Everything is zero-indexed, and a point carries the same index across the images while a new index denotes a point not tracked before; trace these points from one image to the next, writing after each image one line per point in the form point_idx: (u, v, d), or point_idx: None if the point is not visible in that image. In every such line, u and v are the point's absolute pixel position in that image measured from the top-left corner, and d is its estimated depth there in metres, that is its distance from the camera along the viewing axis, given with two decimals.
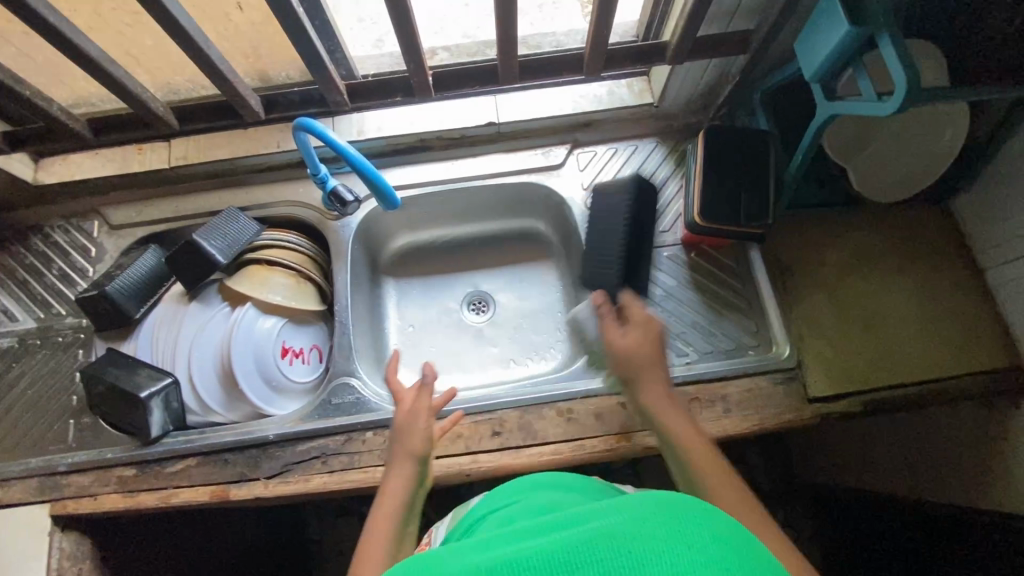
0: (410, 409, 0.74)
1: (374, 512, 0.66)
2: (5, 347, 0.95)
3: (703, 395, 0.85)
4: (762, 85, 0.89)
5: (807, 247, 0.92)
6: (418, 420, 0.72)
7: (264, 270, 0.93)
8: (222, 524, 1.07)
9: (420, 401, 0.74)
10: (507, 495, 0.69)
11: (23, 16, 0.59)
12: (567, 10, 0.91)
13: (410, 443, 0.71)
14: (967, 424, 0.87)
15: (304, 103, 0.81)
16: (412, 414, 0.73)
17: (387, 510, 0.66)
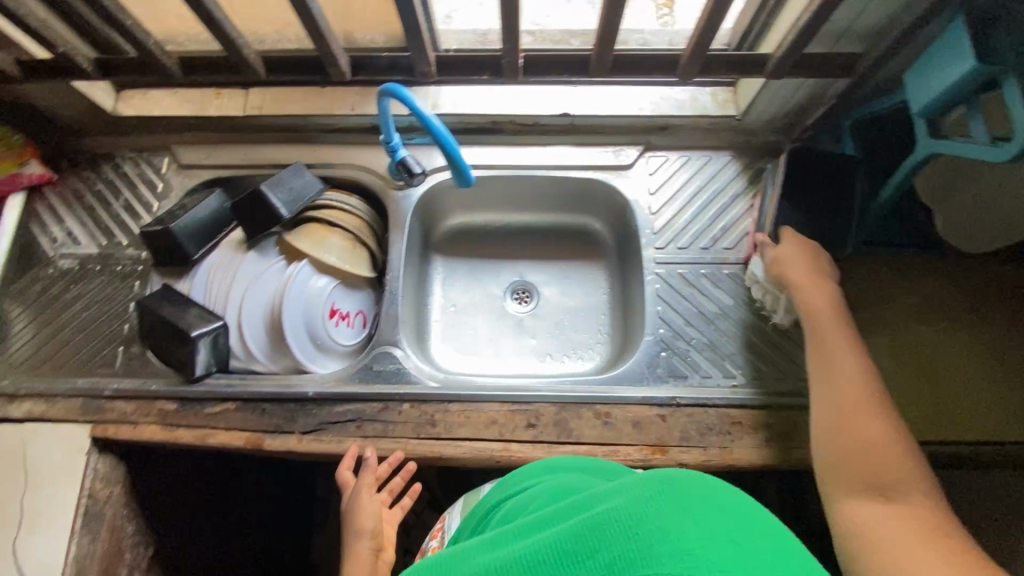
0: (354, 488, 0.81)
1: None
2: (65, 268, 0.97)
3: (745, 420, 0.83)
4: (857, 112, 0.85)
5: (877, 286, 0.88)
6: (363, 496, 0.81)
7: (323, 230, 0.94)
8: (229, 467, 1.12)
9: (363, 481, 0.81)
10: (515, 484, 0.70)
11: None
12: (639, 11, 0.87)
13: (360, 519, 0.81)
14: (1012, 494, 0.81)
15: (391, 69, 0.80)
16: (355, 494, 0.81)
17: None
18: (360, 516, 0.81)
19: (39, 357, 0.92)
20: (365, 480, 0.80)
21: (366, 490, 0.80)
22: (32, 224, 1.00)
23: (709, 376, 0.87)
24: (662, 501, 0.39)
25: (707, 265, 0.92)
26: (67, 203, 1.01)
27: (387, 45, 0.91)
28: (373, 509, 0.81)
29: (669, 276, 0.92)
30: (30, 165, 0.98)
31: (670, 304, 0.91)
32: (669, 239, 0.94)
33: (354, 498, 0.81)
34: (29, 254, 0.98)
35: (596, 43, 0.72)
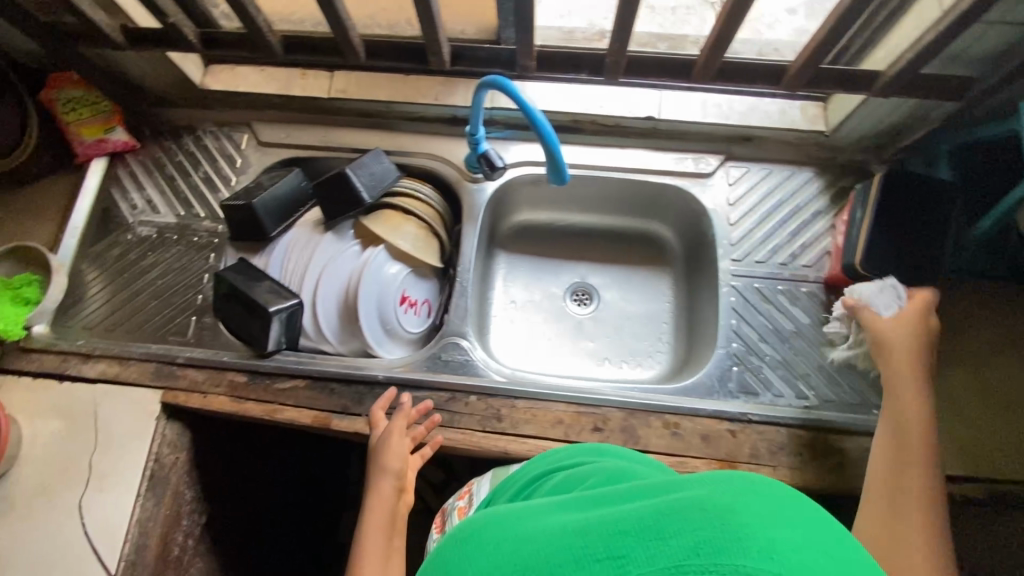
0: (387, 431, 0.79)
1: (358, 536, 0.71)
2: (143, 236, 0.99)
3: (817, 443, 0.81)
4: (959, 137, 0.82)
5: (960, 316, 0.86)
6: (393, 441, 0.78)
7: (399, 216, 0.94)
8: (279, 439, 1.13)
9: (397, 425, 0.79)
10: (557, 463, 0.66)
11: None
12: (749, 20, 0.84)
13: (388, 462, 0.76)
14: None
15: (489, 61, 0.79)
16: (386, 434, 0.78)
17: (372, 527, 0.71)
18: (388, 461, 0.76)
19: (113, 320, 0.94)
20: (399, 424, 0.79)
21: (399, 436, 0.78)
22: (113, 189, 1.01)
23: (781, 395, 0.85)
24: (736, 490, 0.32)
25: (784, 282, 0.91)
26: (147, 171, 1.02)
27: (478, 36, 0.92)
28: (403, 454, 0.77)
29: (745, 290, 0.91)
30: (116, 131, 0.99)
31: (744, 318, 0.90)
32: (747, 253, 0.93)
33: (381, 440, 0.78)
34: (109, 219, 1.00)
35: (706, 47, 0.70)
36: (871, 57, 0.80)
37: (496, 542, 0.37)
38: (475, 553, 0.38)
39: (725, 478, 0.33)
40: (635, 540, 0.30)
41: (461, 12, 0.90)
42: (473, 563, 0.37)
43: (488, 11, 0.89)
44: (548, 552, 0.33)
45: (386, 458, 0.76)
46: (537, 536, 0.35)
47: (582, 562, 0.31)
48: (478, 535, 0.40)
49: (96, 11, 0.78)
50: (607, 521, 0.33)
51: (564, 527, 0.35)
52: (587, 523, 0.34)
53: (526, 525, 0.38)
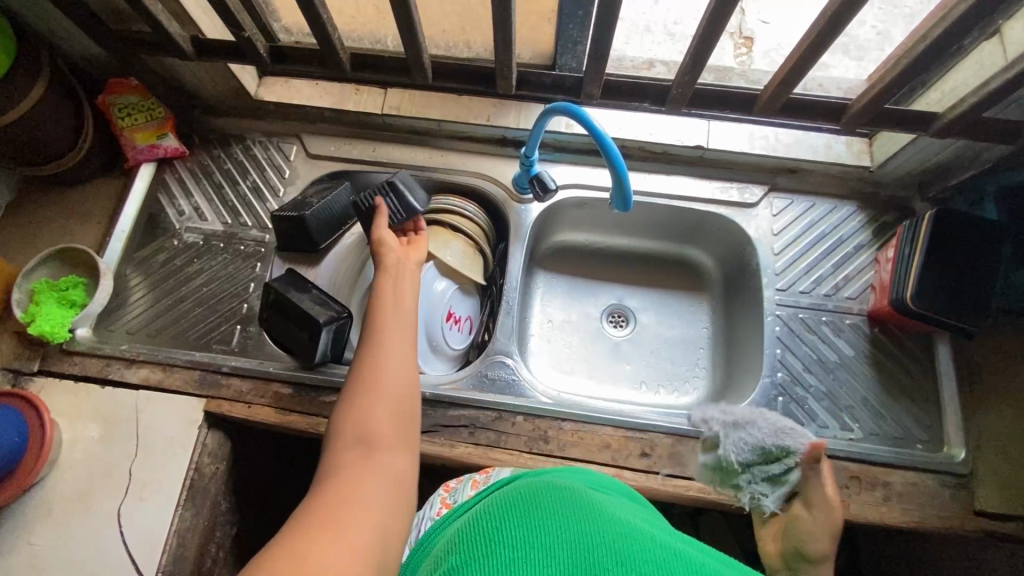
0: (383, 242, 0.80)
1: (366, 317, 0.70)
2: (189, 242, 0.99)
3: (863, 476, 0.82)
4: (1006, 178, 0.84)
5: (1006, 354, 0.87)
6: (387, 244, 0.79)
7: (447, 233, 0.96)
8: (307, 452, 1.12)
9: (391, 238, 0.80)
10: (604, 483, 0.61)
11: None
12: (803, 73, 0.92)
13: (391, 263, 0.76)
14: None
15: (553, 87, 0.81)
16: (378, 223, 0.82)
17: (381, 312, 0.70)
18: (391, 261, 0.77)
19: (157, 326, 0.94)
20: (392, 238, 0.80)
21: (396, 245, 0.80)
22: (161, 194, 1.02)
23: (825, 426, 0.86)
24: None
25: (828, 313, 0.92)
26: (196, 178, 1.03)
27: (535, 60, 0.94)
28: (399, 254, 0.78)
29: (789, 320, 0.92)
30: (167, 138, 1.00)
31: (789, 348, 0.90)
32: (790, 283, 0.94)
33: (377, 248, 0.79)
34: (155, 224, 1.00)
35: (772, 83, 0.72)
36: (925, 98, 0.82)
37: (583, 512, 0.46)
38: (559, 507, 0.47)
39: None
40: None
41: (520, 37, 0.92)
42: (553, 514, 0.45)
43: (548, 38, 0.91)
44: (634, 549, 0.42)
45: (390, 262, 0.77)
46: (627, 534, 0.44)
47: (660, 569, 0.40)
48: (559, 496, 0.49)
49: (171, 21, 0.79)
50: (683, 557, 0.42)
51: (650, 542, 0.44)
52: (672, 551, 0.43)
53: (616, 522, 0.46)
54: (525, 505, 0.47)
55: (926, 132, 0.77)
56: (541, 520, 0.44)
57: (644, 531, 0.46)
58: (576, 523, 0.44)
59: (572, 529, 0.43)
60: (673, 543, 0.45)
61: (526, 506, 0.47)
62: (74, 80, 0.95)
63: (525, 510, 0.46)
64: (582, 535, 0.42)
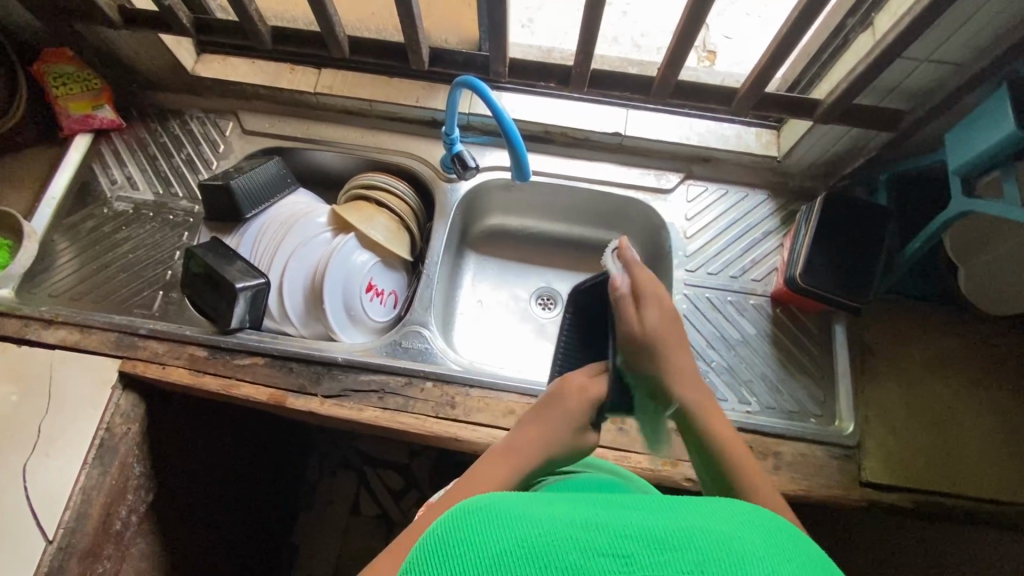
0: (569, 391, 0.63)
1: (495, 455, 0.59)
2: (119, 211, 1.01)
3: (756, 446, 0.85)
4: (894, 167, 0.89)
5: (897, 334, 0.91)
6: (577, 405, 0.62)
7: (372, 208, 0.98)
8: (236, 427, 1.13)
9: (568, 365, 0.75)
10: None
11: None
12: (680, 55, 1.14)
13: (559, 439, 0.60)
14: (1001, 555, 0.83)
15: (466, 66, 0.85)
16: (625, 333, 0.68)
17: (512, 467, 0.57)
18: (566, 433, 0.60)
19: (79, 289, 0.95)
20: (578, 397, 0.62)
21: (577, 414, 0.61)
22: (95, 164, 1.04)
23: (724, 400, 0.89)
24: (735, 521, 0.38)
25: (734, 294, 0.96)
26: (130, 150, 1.05)
27: (460, 45, 0.98)
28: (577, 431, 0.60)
29: (696, 299, 0.96)
30: (103, 109, 1.02)
31: (694, 325, 0.94)
32: (700, 264, 0.98)
33: (558, 392, 0.63)
34: (87, 192, 1.02)
35: (662, 66, 0.77)
36: (817, 88, 0.87)
37: (482, 522, 0.37)
38: (455, 539, 0.36)
39: (708, 504, 0.40)
40: (643, 546, 0.34)
41: (444, 22, 0.96)
42: (454, 545, 0.36)
43: (471, 25, 0.95)
44: (554, 541, 0.34)
45: (552, 423, 0.60)
46: (532, 520, 0.36)
47: (589, 554, 0.34)
48: (454, 517, 0.38)
49: None
50: (599, 522, 0.37)
51: (565, 519, 0.37)
52: (589, 520, 0.37)
53: (515, 508, 0.38)
54: (416, 559, 0.36)
55: (811, 118, 0.82)
56: (442, 565, 0.35)
57: (555, 509, 0.39)
58: (476, 544, 0.35)
59: (481, 551, 0.34)
60: (583, 511, 0.39)
61: (423, 556, 0.36)
62: (10, 47, 0.97)
63: (419, 566, 0.36)
64: (495, 554, 0.34)
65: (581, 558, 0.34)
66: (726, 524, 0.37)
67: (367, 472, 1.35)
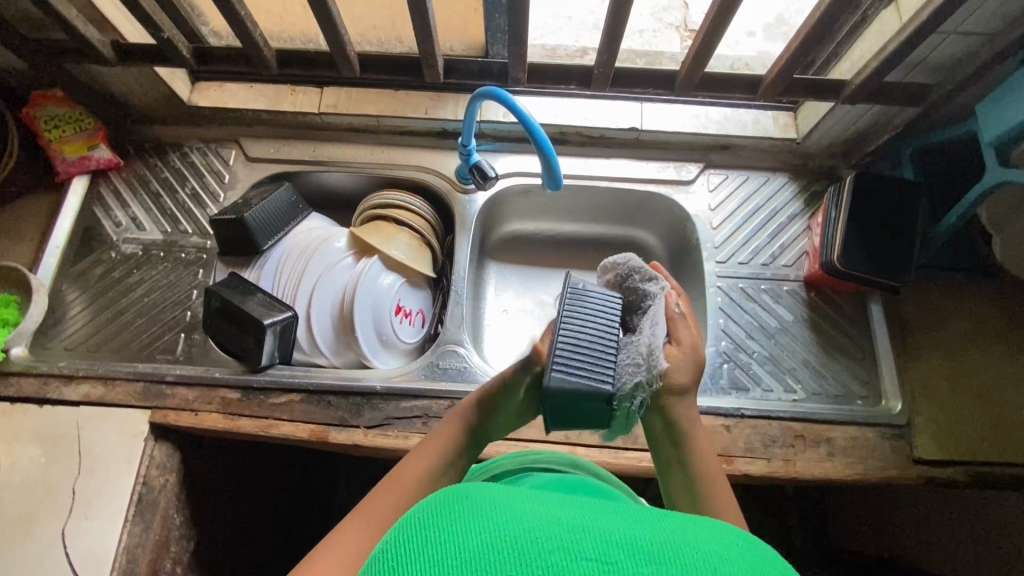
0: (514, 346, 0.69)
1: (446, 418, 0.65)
2: (128, 253, 0.97)
3: (807, 435, 0.84)
4: (919, 141, 0.88)
5: (934, 308, 0.91)
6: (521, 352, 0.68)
7: (392, 227, 0.95)
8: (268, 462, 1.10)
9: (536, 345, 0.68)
10: (533, 463, 0.68)
11: None
12: (668, 38, 1.11)
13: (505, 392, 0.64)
14: None
15: (482, 74, 0.82)
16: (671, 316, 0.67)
17: (456, 427, 0.63)
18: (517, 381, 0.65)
19: (96, 340, 0.91)
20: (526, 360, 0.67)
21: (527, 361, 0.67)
22: (96, 206, 0.99)
23: (770, 390, 0.88)
24: (734, 544, 0.34)
25: (767, 282, 0.95)
26: (132, 189, 1.01)
27: (466, 52, 0.94)
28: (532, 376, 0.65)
29: (730, 290, 0.95)
30: (99, 149, 0.98)
31: (731, 317, 0.93)
32: (730, 254, 0.97)
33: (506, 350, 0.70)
34: (91, 237, 0.97)
35: (687, 60, 0.75)
36: (837, 67, 0.85)
37: (465, 512, 0.34)
38: (437, 528, 0.33)
39: (709, 523, 0.36)
40: (632, 556, 0.31)
41: (450, 30, 0.93)
42: (437, 531, 0.33)
43: (477, 29, 0.93)
44: (535, 539, 0.31)
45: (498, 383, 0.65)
46: (523, 515, 0.33)
47: (573, 557, 0.31)
48: (442, 498, 0.36)
49: (88, 27, 0.79)
50: (588, 523, 0.33)
51: (555, 519, 0.33)
52: (579, 521, 0.34)
53: (504, 500, 0.35)
54: (394, 540, 0.33)
55: (837, 100, 0.81)
56: (420, 549, 0.32)
57: (546, 507, 0.35)
58: (459, 532, 0.32)
59: (458, 541, 0.32)
60: (575, 511, 0.35)
61: (402, 539, 0.33)
62: None
63: (395, 551, 0.32)
64: (475, 546, 0.31)
65: (564, 561, 0.30)
66: (721, 544, 0.34)
67: None
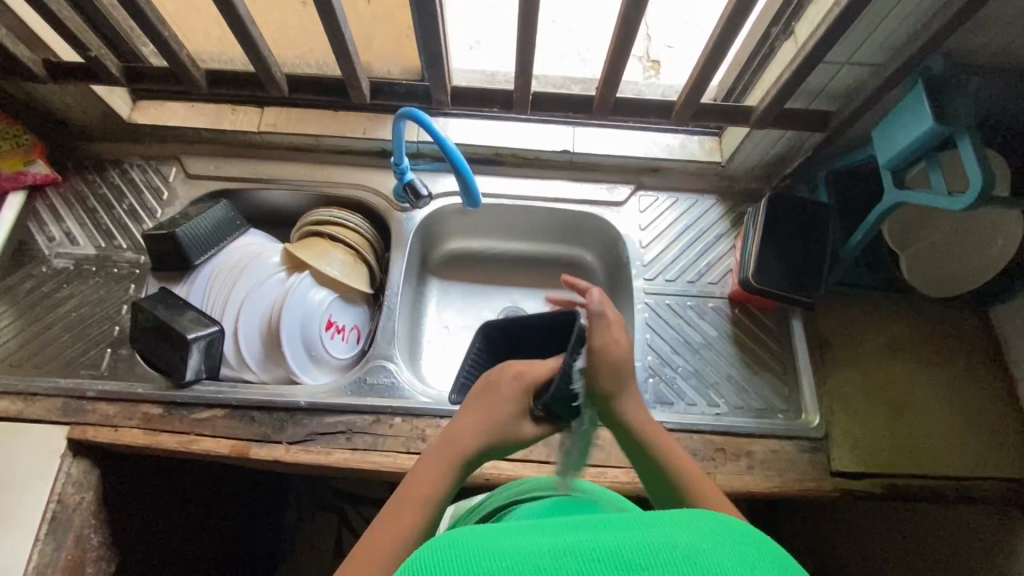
0: (505, 377, 0.64)
1: (436, 447, 0.59)
2: (59, 268, 0.97)
3: (728, 448, 0.86)
4: (830, 165, 0.93)
5: (851, 324, 0.94)
6: (515, 388, 0.63)
7: (326, 243, 0.97)
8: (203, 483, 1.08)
9: (524, 371, 0.65)
10: (520, 494, 0.69)
11: None
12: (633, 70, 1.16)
13: (498, 423, 0.61)
14: (966, 525, 0.86)
15: (408, 96, 0.85)
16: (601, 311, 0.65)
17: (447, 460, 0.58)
18: (501, 425, 0.61)
19: (18, 354, 0.90)
20: (512, 386, 0.63)
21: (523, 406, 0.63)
22: (31, 221, 0.99)
23: (693, 404, 0.90)
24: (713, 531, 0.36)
25: (693, 298, 0.98)
26: (68, 204, 1.01)
27: (402, 75, 0.98)
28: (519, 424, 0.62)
29: (657, 306, 0.97)
30: (36, 164, 0.98)
31: (658, 332, 0.95)
32: (658, 272, 1.00)
33: (495, 380, 0.64)
34: (23, 252, 0.97)
35: (599, 85, 0.79)
36: (750, 95, 0.90)
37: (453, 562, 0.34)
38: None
39: (681, 515, 0.38)
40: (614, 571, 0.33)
41: (386, 54, 0.96)
42: None
43: (412, 55, 0.96)
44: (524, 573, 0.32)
45: (490, 411, 0.61)
46: (504, 549, 0.34)
47: None
48: (430, 550, 0.35)
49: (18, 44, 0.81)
50: (575, 546, 0.34)
51: (532, 548, 0.35)
52: (561, 547, 0.34)
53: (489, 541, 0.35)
54: None
55: (746, 124, 0.85)
56: None
57: (526, 536, 0.37)
58: None
59: None
60: (560, 536, 0.36)
61: None
62: None
63: None
64: None
65: None
66: (697, 536, 0.36)
67: (347, 510, 1.30)
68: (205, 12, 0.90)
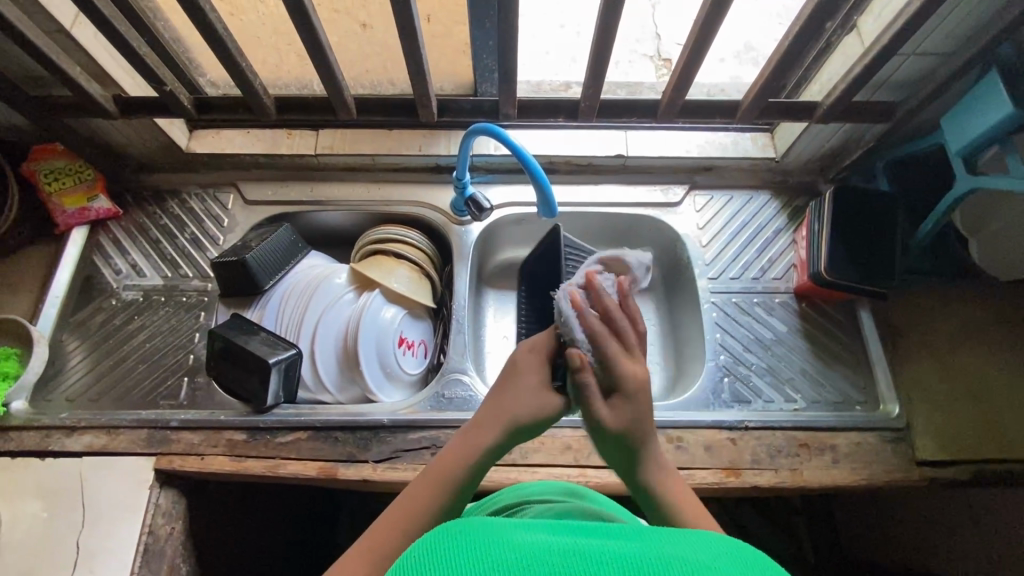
0: (525, 357, 0.62)
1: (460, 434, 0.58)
2: (128, 300, 0.97)
3: (812, 443, 0.86)
4: (890, 155, 0.93)
5: (920, 312, 0.94)
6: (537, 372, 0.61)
7: (392, 261, 0.97)
8: (272, 507, 1.07)
9: (537, 342, 0.64)
10: (529, 496, 0.68)
11: (290, 8, 0.66)
12: (641, 67, 1.17)
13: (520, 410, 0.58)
14: None
15: (473, 112, 0.86)
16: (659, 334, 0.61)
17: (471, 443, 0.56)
18: (524, 411, 0.58)
19: (97, 389, 0.91)
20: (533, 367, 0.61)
21: (539, 383, 0.60)
22: (95, 255, 1.00)
23: (771, 401, 0.90)
24: (719, 551, 0.34)
25: (759, 295, 0.98)
26: (131, 237, 1.02)
27: (456, 91, 0.99)
28: (543, 403, 0.59)
29: (724, 304, 0.97)
30: (99, 199, 0.99)
31: (728, 331, 0.95)
32: (721, 270, 1.00)
33: (517, 363, 0.62)
34: (91, 286, 0.98)
35: (669, 88, 0.79)
36: (808, 90, 0.91)
37: (457, 546, 0.33)
38: (420, 567, 0.33)
39: (698, 535, 0.36)
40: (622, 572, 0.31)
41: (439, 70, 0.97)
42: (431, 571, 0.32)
43: (466, 71, 0.97)
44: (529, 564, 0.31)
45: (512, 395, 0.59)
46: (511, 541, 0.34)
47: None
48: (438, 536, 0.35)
49: (91, 82, 0.82)
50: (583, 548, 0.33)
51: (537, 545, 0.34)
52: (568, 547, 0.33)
53: (499, 531, 0.35)
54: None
55: (811, 119, 0.86)
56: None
57: (533, 534, 0.36)
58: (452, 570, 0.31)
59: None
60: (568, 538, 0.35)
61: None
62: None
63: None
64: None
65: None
66: (716, 555, 0.34)
67: None
68: (265, 38, 0.91)
